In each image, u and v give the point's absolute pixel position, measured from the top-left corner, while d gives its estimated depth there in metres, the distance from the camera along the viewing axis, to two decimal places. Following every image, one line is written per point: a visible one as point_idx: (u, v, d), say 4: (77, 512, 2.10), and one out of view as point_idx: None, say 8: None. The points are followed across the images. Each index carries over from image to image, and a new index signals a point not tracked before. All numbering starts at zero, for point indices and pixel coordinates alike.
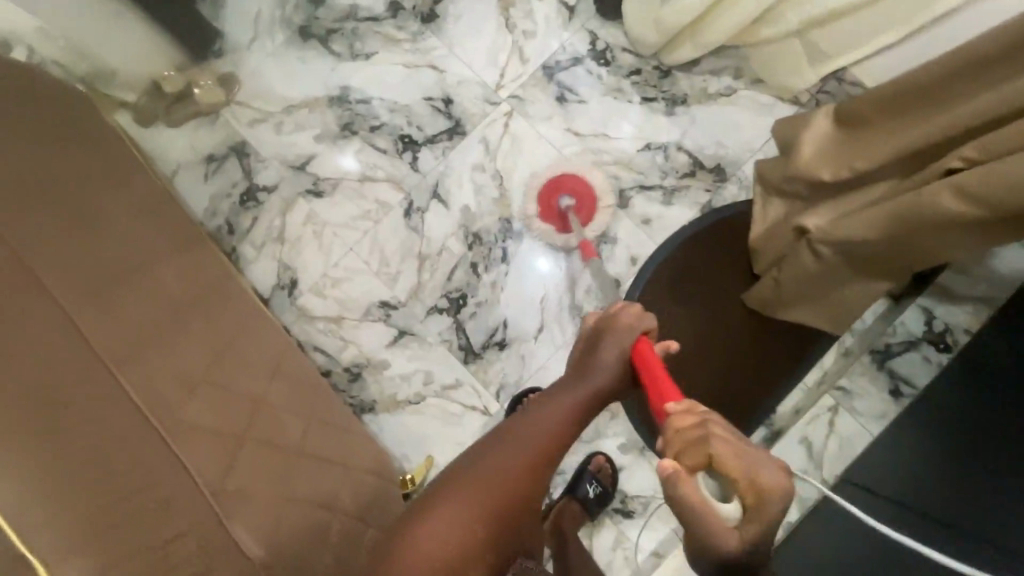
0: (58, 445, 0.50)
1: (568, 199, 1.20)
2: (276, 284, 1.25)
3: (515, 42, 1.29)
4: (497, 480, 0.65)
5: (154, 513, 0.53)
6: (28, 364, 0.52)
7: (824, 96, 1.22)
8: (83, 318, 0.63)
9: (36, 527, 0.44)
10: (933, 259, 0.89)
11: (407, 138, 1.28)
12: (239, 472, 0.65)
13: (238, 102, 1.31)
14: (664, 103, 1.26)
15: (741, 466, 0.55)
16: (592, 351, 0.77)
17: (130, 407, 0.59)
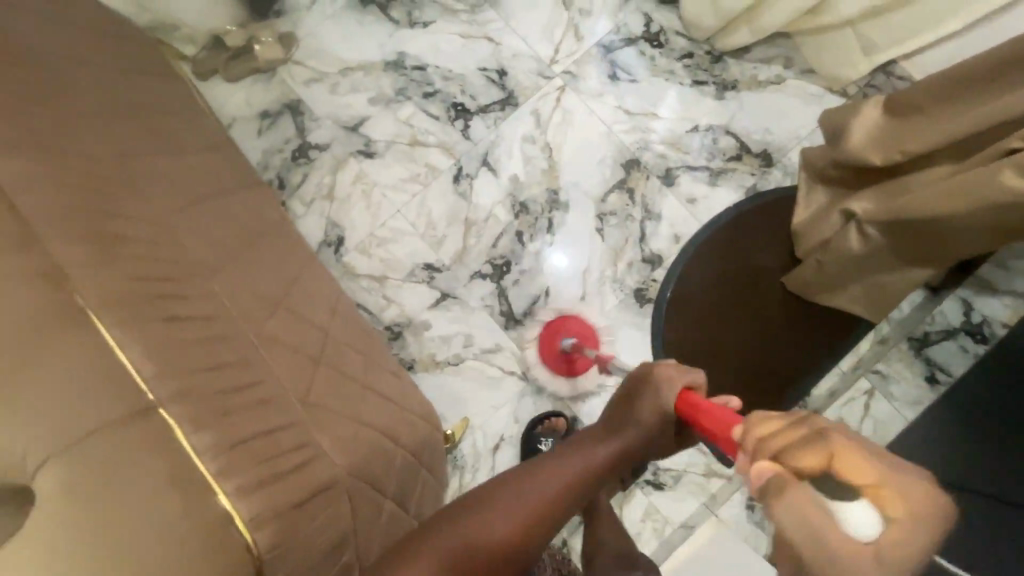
0: (182, 333, 0.57)
1: (571, 340, 1.18)
2: (323, 241, 1.27)
3: (571, 20, 1.32)
4: (491, 531, 0.63)
5: (260, 407, 0.59)
6: (142, 260, 0.59)
7: (872, 89, 1.23)
8: (185, 233, 0.69)
9: (168, 400, 0.52)
10: (985, 243, 0.90)
11: (460, 106, 1.30)
12: (320, 386, 0.71)
13: (295, 62, 1.33)
14: (715, 87, 1.28)
15: (867, 467, 0.40)
16: (631, 401, 0.73)
17: (229, 308, 0.66)
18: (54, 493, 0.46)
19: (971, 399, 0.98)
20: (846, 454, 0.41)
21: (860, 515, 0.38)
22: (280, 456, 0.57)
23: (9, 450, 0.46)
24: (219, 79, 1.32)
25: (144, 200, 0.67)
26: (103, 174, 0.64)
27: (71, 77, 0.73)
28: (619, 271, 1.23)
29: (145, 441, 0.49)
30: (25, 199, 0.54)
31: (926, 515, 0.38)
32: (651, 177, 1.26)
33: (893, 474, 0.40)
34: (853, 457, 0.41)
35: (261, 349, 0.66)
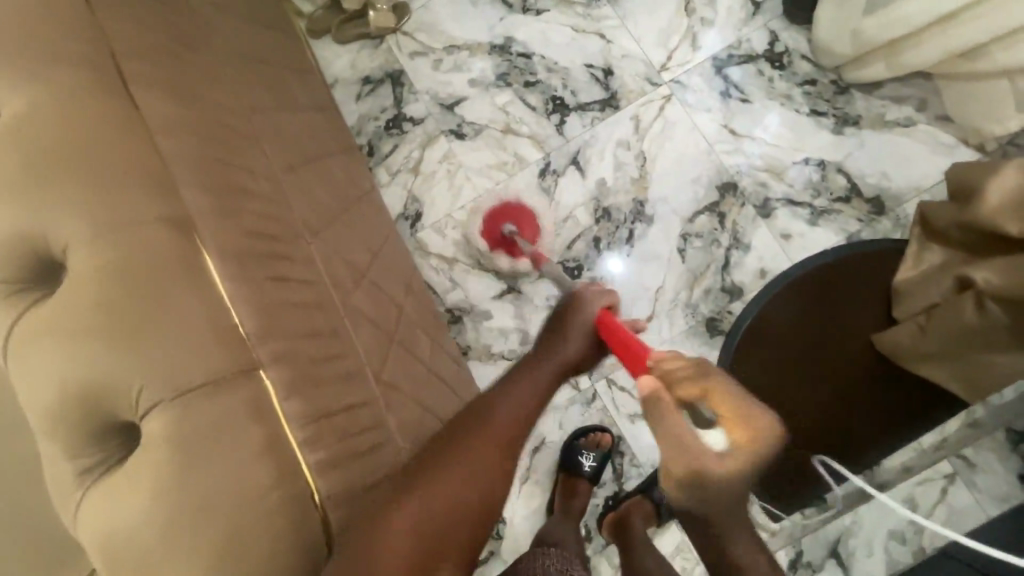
0: (285, 297, 0.62)
1: (511, 227, 1.17)
2: (401, 214, 1.28)
3: (690, 28, 1.26)
4: (465, 476, 0.54)
5: (340, 377, 0.63)
6: (250, 215, 0.63)
7: (1014, 148, 1.12)
8: (295, 194, 0.73)
9: (269, 362, 0.56)
10: None
11: (558, 101, 1.27)
12: (390, 360, 0.74)
13: (404, 33, 1.34)
14: (834, 120, 1.19)
15: (730, 401, 0.47)
16: (560, 326, 0.67)
17: (321, 276, 0.69)
18: (167, 435, 0.51)
19: None
20: (724, 391, 0.47)
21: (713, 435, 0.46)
22: (352, 435, 0.60)
23: (135, 389, 0.52)
24: (330, 40, 1.35)
25: (258, 157, 0.70)
26: (230, 129, 0.68)
27: (209, 27, 0.76)
28: (694, 297, 1.18)
29: (244, 400, 0.53)
30: (172, 151, 0.60)
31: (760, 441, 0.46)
32: (747, 206, 1.19)
33: (748, 414, 0.46)
34: (722, 392, 0.47)
35: (341, 317, 0.69)
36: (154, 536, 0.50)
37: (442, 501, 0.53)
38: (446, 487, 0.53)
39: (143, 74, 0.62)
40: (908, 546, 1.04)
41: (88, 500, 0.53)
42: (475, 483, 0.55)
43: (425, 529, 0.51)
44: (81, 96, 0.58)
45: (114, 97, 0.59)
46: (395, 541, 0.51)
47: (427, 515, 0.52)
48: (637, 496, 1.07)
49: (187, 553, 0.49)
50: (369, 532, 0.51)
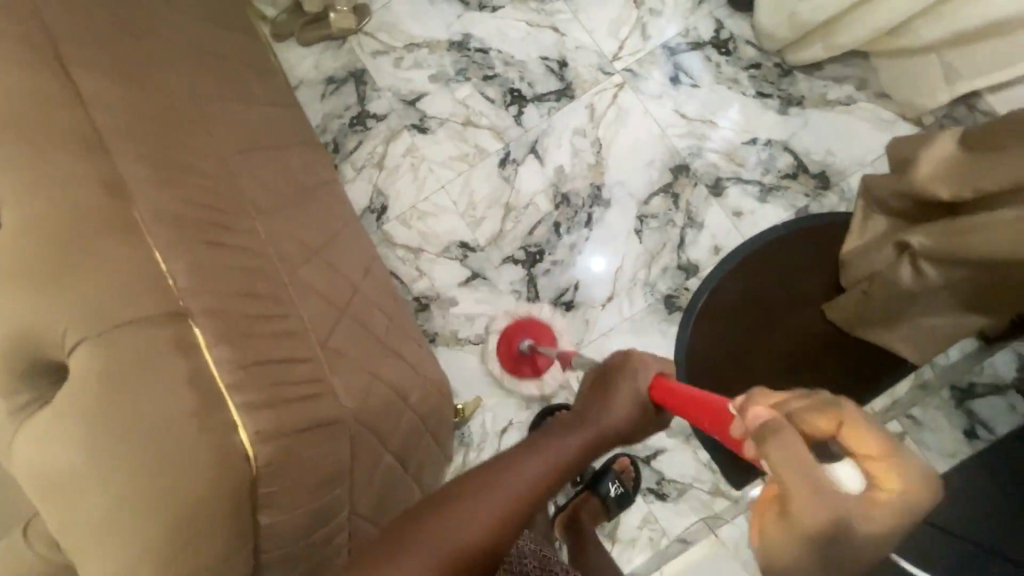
0: (223, 258, 0.64)
1: (528, 341, 1.18)
2: (367, 207, 1.31)
3: (640, 19, 1.31)
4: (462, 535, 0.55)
5: (281, 337, 0.66)
6: (189, 185, 0.66)
7: (949, 121, 1.17)
8: (245, 176, 0.77)
9: (200, 315, 0.59)
10: None
11: (516, 93, 1.32)
12: (340, 332, 0.77)
13: (365, 33, 1.39)
14: (779, 101, 1.24)
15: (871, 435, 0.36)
16: (604, 390, 0.65)
17: (269, 251, 0.72)
18: (92, 366, 0.55)
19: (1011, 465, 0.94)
20: (865, 426, 0.36)
21: (846, 472, 0.35)
22: (291, 385, 0.63)
23: (60, 326, 0.56)
24: (294, 42, 1.39)
25: (205, 139, 0.74)
26: (176, 114, 0.71)
27: (160, 22, 0.80)
28: (651, 275, 1.22)
29: (181, 354, 0.56)
30: (106, 123, 0.63)
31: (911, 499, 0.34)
32: (700, 185, 1.24)
33: (897, 455, 0.35)
34: (858, 426, 0.36)
35: (289, 290, 0.72)
36: (81, 462, 0.53)
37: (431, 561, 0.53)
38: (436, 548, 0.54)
39: (87, 60, 0.65)
40: None
41: (23, 430, 0.57)
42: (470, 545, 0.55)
43: None
44: (17, 68, 0.61)
45: (51, 76, 0.62)
46: None
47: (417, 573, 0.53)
48: (585, 491, 1.11)
49: (111, 478, 0.53)
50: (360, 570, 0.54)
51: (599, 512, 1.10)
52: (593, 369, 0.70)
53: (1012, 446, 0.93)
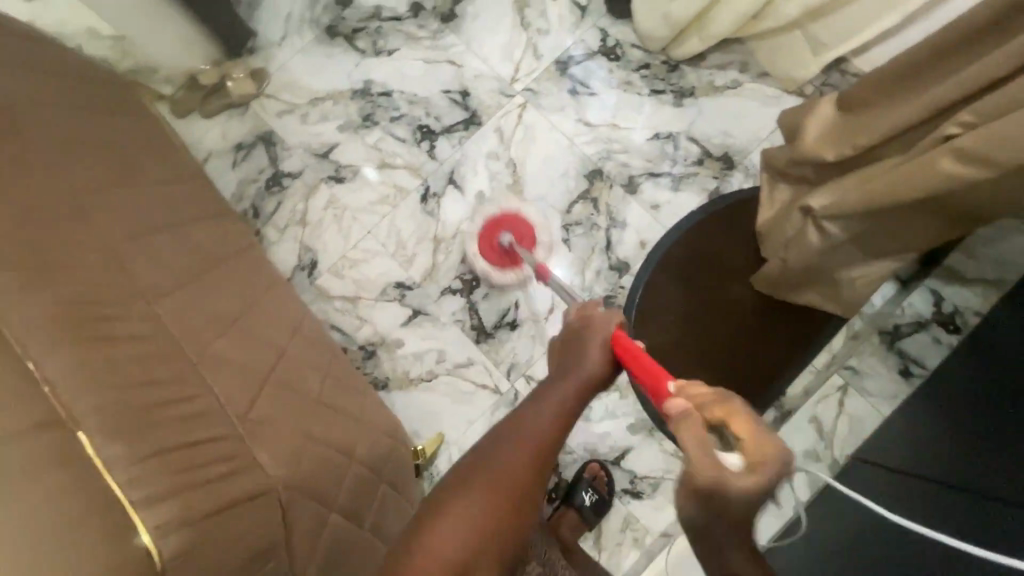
0: (109, 348, 0.62)
1: (508, 236, 1.21)
2: (297, 265, 1.30)
3: (530, 39, 1.37)
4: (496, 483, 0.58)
5: (187, 420, 0.64)
6: (68, 280, 0.64)
7: (828, 88, 1.25)
8: (142, 260, 0.77)
9: (84, 414, 0.54)
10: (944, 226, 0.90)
11: (425, 128, 1.34)
12: (261, 403, 0.77)
13: (268, 95, 1.40)
14: (672, 95, 1.31)
15: (750, 430, 0.48)
16: (582, 344, 0.71)
17: (170, 334, 0.72)
18: None
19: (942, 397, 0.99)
20: (740, 416, 0.49)
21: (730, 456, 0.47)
22: (199, 467, 0.60)
23: None
24: (196, 116, 1.38)
25: (90, 228, 0.73)
26: (54, 208, 0.70)
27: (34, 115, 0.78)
28: (586, 280, 1.24)
29: (70, 461, 0.51)
30: None
31: (773, 472, 0.45)
32: (615, 186, 1.28)
33: (762, 443, 0.47)
34: (740, 418, 0.49)
35: (195, 372, 0.71)
36: None
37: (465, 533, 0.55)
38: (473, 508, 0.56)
39: None
40: (823, 462, 1.10)
41: None
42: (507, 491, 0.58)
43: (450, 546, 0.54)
44: None
45: None
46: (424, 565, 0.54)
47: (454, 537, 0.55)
48: (562, 506, 1.12)
49: None
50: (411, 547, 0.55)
51: (579, 522, 1.11)
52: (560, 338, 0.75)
53: (945, 378, 0.98)
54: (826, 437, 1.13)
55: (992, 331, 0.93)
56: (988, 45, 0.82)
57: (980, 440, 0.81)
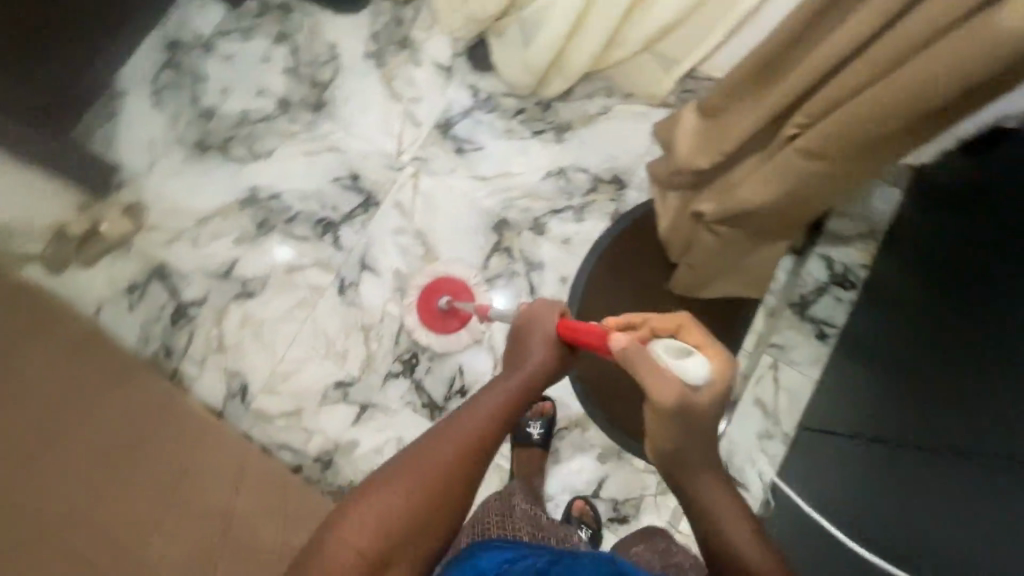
0: None
1: (446, 298, 1.26)
2: (227, 394, 1.24)
3: (405, 109, 1.39)
4: (433, 463, 0.72)
5: None
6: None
7: (687, 94, 1.35)
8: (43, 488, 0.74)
9: None
10: (818, 205, 1.02)
11: (324, 221, 1.33)
12: None
13: (149, 227, 1.33)
14: (553, 132, 1.37)
15: (703, 340, 0.66)
16: (525, 341, 0.84)
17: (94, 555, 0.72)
18: None
19: (869, 356, 1.10)
20: (689, 323, 0.67)
21: (694, 364, 0.62)
22: None
23: None
24: (75, 268, 1.29)
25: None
26: None
27: None
28: None
29: None
30: None
31: (724, 369, 0.64)
32: (523, 231, 1.32)
33: (707, 350, 0.65)
34: (691, 330, 0.66)
35: None
36: None
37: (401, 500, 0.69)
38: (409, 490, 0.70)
39: None
40: (776, 438, 1.20)
41: None
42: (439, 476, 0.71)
43: (379, 526, 0.67)
44: None
45: None
46: (351, 538, 0.66)
47: (387, 508, 0.68)
48: None
49: None
50: (349, 515, 0.67)
51: None
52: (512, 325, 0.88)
53: (880, 340, 1.10)
54: (773, 414, 1.21)
55: (908, 291, 1.09)
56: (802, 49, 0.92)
57: (924, 392, 0.92)
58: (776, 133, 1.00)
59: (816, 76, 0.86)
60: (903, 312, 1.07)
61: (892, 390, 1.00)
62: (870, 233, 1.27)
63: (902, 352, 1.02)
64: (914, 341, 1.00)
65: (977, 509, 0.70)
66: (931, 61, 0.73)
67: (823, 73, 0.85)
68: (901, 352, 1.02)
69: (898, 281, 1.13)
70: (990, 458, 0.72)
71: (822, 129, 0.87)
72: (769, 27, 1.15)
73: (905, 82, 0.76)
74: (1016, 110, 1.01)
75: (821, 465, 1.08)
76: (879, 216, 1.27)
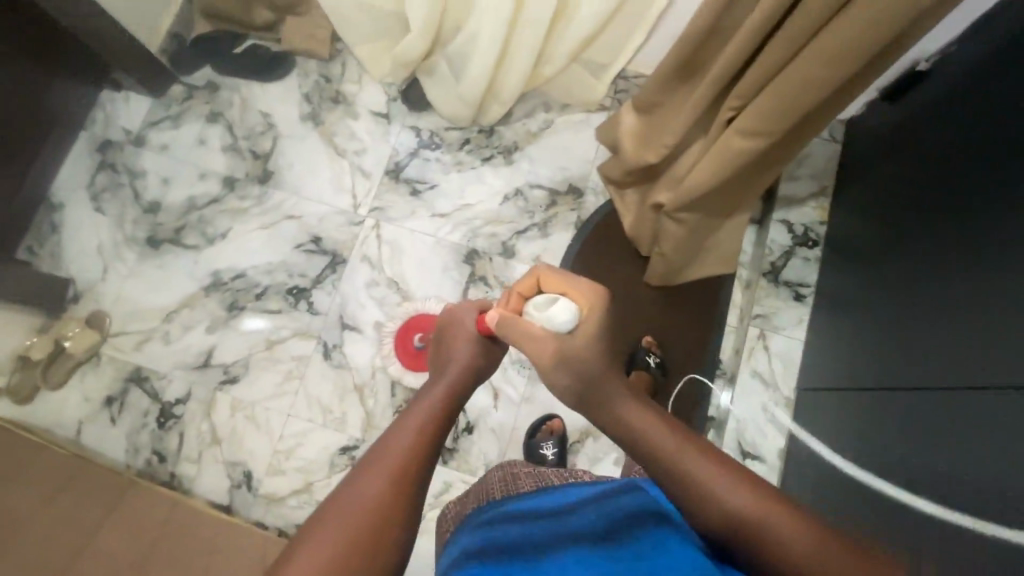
0: None
1: (421, 337, 1.24)
2: (232, 485, 1.21)
3: (352, 163, 1.39)
4: (368, 491, 0.56)
5: None
6: None
7: (622, 94, 1.39)
8: None
9: None
10: (767, 175, 1.06)
11: (295, 289, 1.31)
12: None
13: (115, 334, 1.29)
14: (501, 156, 1.39)
15: (563, 283, 0.68)
16: (450, 344, 0.78)
17: None
18: None
19: (845, 306, 1.15)
20: (544, 271, 0.70)
21: (561, 306, 0.64)
22: None
23: None
24: (45, 393, 1.24)
25: None
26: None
27: None
28: (512, 353, 1.26)
29: None
30: None
31: (596, 302, 0.65)
32: (494, 257, 1.33)
33: (571, 288, 0.67)
34: (550, 277, 0.69)
35: None
36: None
37: (333, 547, 0.52)
38: (345, 531, 0.53)
39: None
40: (780, 405, 1.23)
41: None
42: (378, 506, 0.55)
43: None
44: None
45: None
46: None
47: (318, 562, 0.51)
48: None
49: None
50: None
51: None
52: (433, 338, 0.83)
53: (852, 289, 1.14)
54: (772, 382, 1.23)
55: (864, 240, 1.15)
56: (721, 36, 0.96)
57: (905, 332, 0.96)
58: (714, 118, 1.03)
59: (740, 58, 0.89)
60: (863, 261, 1.13)
61: (872, 335, 1.04)
62: (821, 190, 1.32)
63: (874, 297, 1.07)
64: (883, 285, 1.05)
65: (979, 436, 0.74)
66: (842, 27, 0.77)
67: (745, 57, 0.89)
68: (873, 297, 1.07)
69: (855, 231, 1.19)
70: (992, 393, 0.74)
71: (754, 107, 0.90)
72: (684, 20, 1.19)
73: (825, 51, 0.80)
74: (927, 52, 1.09)
75: (818, 417, 1.12)
76: (826, 172, 1.32)
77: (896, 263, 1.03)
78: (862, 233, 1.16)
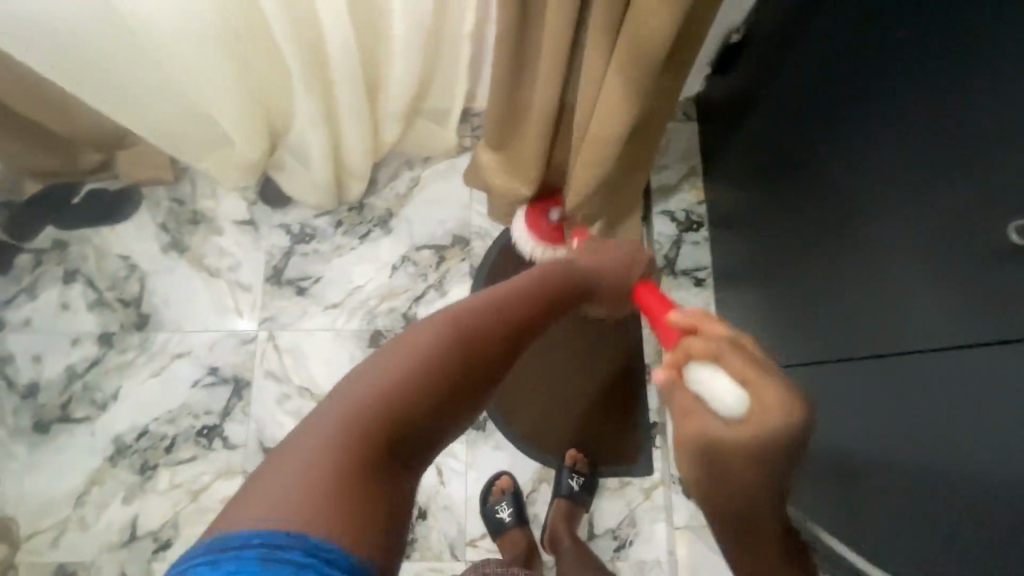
0: None
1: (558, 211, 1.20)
2: None
3: (229, 281, 1.33)
4: (467, 339, 0.59)
5: None
6: None
7: (478, 133, 1.37)
8: None
9: None
10: (640, 156, 1.12)
11: (205, 429, 1.24)
12: None
13: (27, 538, 1.19)
14: (378, 228, 1.35)
15: (746, 369, 0.55)
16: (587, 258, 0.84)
17: None
18: None
19: (741, 283, 1.15)
20: (733, 353, 0.58)
21: (736, 402, 0.53)
22: None
23: None
24: None
25: None
26: None
27: None
28: None
29: None
30: None
31: (779, 412, 0.52)
32: (399, 332, 1.29)
33: (761, 384, 0.54)
34: (736, 362, 0.56)
35: None
36: None
37: (426, 369, 0.54)
38: (441, 363, 0.56)
39: None
40: None
41: None
42: (473, 357, 0.58)
43: (396, 393, 0.51)
44: None
45: None
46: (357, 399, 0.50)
47: (411, 378, 0.53)
48: None
49: None
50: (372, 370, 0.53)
51: None
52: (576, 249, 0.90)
53: (742, 265, 1.15)
54: None
55: (738, 215, 1.16)
56: (533, 54, 0.98)
57: (794, 303, 0.96)
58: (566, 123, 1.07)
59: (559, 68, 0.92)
60: (742, 237, 1.15)
61: (769, 309, 1.04)
62: (691, 170, 1.33)
63: (761, 269, 1.07)
64: (765, 257, 1.06)
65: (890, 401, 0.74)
66: (637, 18, 0.82)
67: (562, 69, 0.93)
68: (761, 270, 1.08)
69: (728, 207, 1.21)
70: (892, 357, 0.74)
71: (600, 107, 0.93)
72: None
73: (633, 42, 0.84)
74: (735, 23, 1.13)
75: None
76: (690, 152, 1.34)
77: (769, 235, 1.04)
78: (734, 210, 1.18)
